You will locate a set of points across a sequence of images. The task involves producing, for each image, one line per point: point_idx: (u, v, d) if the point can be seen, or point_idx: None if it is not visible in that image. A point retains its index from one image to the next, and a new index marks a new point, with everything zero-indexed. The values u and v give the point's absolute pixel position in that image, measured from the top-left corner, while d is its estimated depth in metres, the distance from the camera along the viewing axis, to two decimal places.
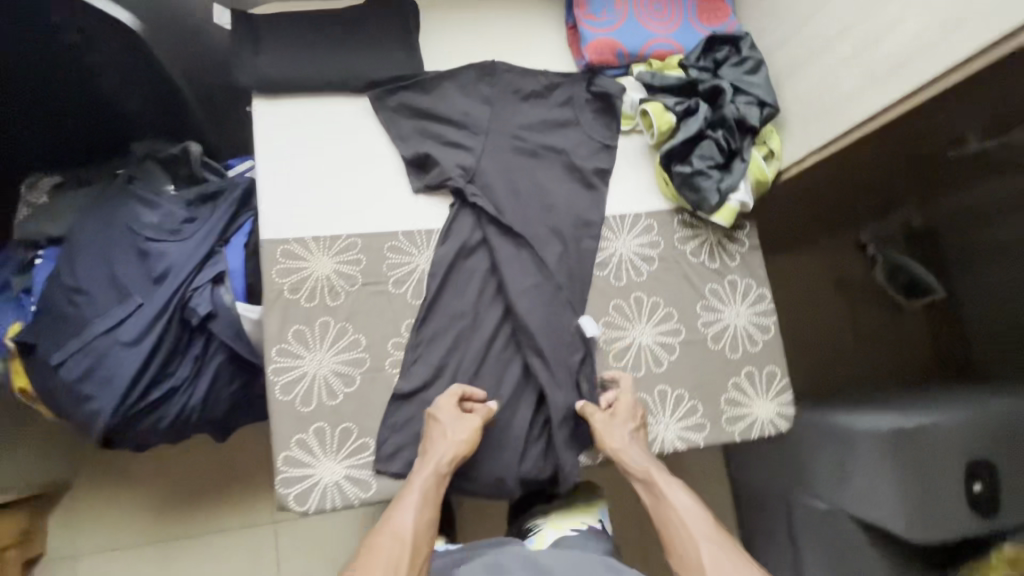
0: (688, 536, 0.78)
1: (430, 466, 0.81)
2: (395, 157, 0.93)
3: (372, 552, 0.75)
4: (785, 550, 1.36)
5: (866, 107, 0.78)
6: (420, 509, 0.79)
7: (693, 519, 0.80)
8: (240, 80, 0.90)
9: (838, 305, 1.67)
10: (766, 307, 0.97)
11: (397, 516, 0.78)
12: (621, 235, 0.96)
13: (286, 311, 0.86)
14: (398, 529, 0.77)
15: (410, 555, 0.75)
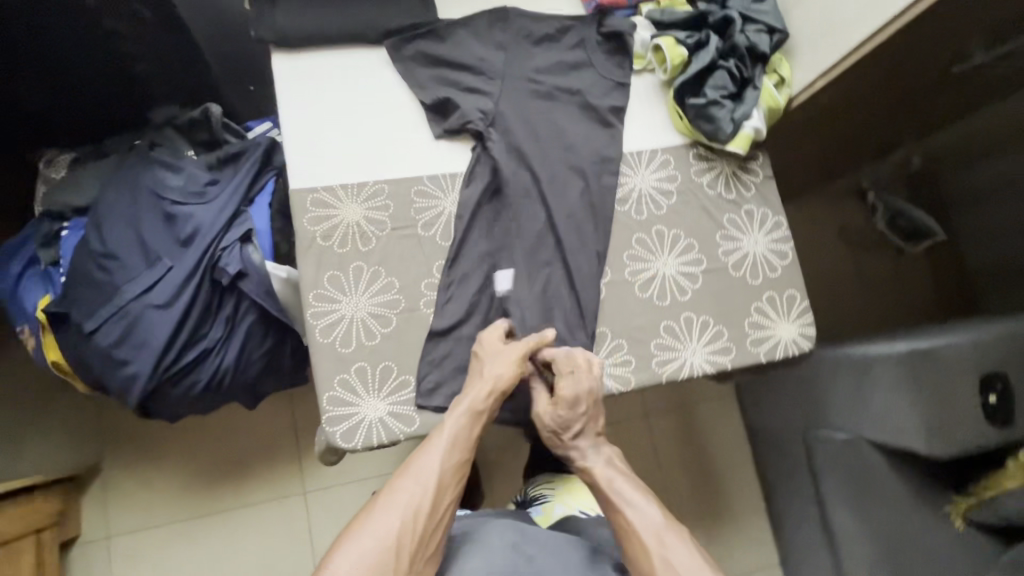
0: (640, 540, 0.75)
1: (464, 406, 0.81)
2: (415, 105, 0.95)
3: (394, 488, 0.75)
4: (806, 486, 1.39)
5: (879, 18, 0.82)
6: (448, 452, 0.77)
7: (647, 522, 0.76)
8: (259, 34, 0.92)
9: (836, 254, 1.68)
10: (783, 234, 1.00)
11: (422, 458, 0.77)
12: (640, 171, 0.98)
13: (320, 258, 0.88)
14: (420, 470, 0.76)
15: (432, 496, 0.74)
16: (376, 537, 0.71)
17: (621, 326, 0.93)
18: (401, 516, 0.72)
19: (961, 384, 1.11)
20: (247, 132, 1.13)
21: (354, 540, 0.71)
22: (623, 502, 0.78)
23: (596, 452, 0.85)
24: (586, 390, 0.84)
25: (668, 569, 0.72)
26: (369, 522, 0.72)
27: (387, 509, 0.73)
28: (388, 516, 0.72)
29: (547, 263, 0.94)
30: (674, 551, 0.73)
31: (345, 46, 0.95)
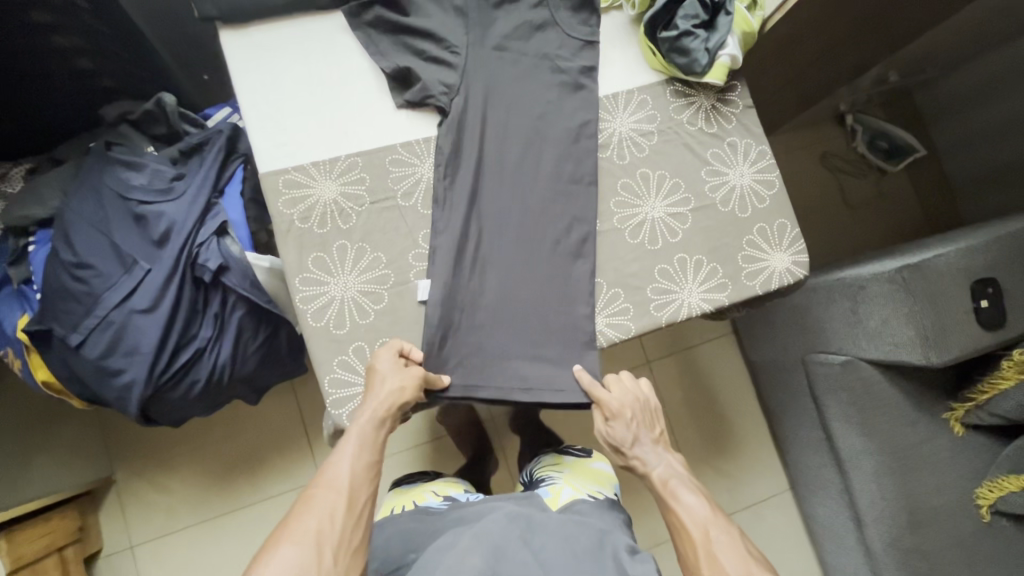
0: (688, 538, 0.76)
1: (372, 411, 0.77)
2: (378, 73, 0.91)
3: (303, 503, 0.70)
4: (809, 411, 1.42)
5: None
6: (360, 455, 0.75)
7: (695, 518, 0.78)
8: (200, 11, 0.85)
9: (818, 179, 1.68)
10: (768, 163, 0.99)
11: (334, 465, 0.74)
12: (618, 115, 0.96)
13: (301, 241, 0.86)
14: (333, 478, 0.72)
15: (348, 500, 0.71)
16: (287, 553, 0.64)
17: (616, 275, 0.92)
18: (317, 524, 0.67)
19: (955, 294, 1.11)
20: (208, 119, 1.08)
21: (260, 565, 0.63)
22: (678, 504, 0.80)
23: (657, 457, 0.87)
24: (630, 401, 0.89)
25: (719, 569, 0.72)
26: (281, 539, 0.66)
27: (300, 523, 0.67)
28: (305, 522, 0.67)
29: (536, 218, 0.91)
30: (720, 547, 0.74)
31: (296, 17, 0.90)
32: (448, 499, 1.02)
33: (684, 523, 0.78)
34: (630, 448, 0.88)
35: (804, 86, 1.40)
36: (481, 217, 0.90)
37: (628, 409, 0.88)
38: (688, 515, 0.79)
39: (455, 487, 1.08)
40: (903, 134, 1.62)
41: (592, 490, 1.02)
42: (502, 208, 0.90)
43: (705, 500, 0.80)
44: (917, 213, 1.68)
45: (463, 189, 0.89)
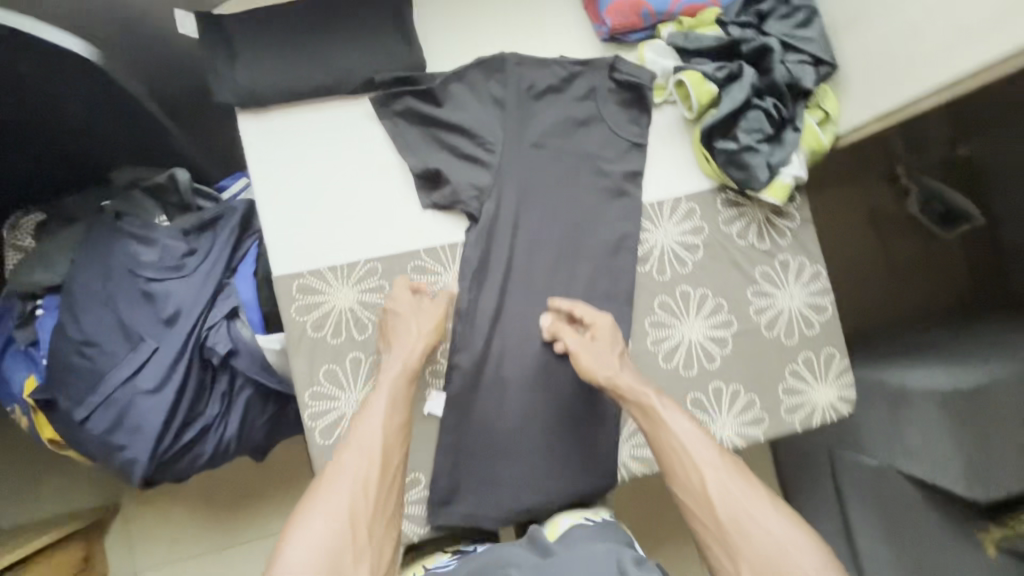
0: (692, 466, 0.70)
1: (397, 365, 0.76)
2: (405, 170, 0.84)
3: (333, 473, 0.69)
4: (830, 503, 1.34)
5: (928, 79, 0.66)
6: (389, 413, 0.74)
7: (696, 449, 0.71)
8: (218, 96, 0.78)
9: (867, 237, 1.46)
10: (822, 286, 0.90)
11: (362, 427, 0.73)
12: (662, 225, 0.88)
13: (312, 352, 0.80)
14: (364, 440, 0.71)
15: (381, 463, 0.71)
16: (324, 527, 0.64)
17: None
18: (350, 497, 0.67)
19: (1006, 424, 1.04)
20: (223, 189, 0.99)
21: (296, 536, 0.64)
22: (674, 433, 0.73)
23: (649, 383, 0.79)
24: (604, 321, 0.82)
25: (729, 497, 0.68)
26: (314, 511, 0.66)
27: (333, 496, 0.67)
28: (338, 492, 0.67)
29: (564, 336, 0.85)
30: (724, 477, 0.70)
31: (319, 102, 0.82)
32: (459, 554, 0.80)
33: (687, 449, 0.72)
34: (613, 378, 0.78)
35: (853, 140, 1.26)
36: (504, 332, 0.84)
37: (606, 333, 0.82)
38: (688, 441, 0.72)
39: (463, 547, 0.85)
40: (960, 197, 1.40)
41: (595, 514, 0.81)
42: (529, 323, 0.85)
43: (696, 422, 0.75)
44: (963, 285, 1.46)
45: (488, 303, 0.83)
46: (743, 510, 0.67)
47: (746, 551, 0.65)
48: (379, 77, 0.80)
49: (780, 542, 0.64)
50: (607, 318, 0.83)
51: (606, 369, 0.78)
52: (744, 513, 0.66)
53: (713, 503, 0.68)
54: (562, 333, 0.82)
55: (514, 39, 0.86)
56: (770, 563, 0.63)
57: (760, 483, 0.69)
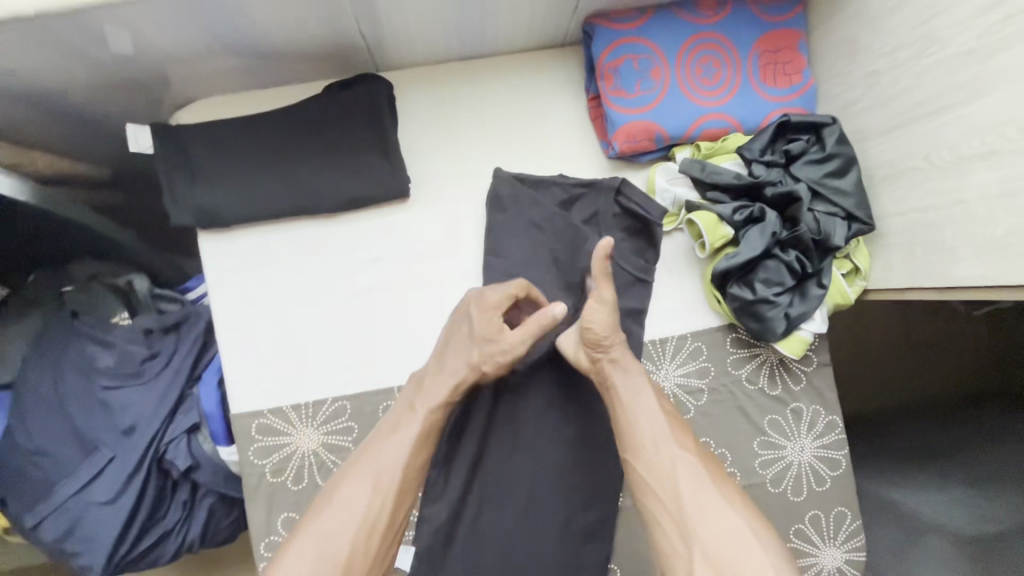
0: (658, 442, 0.63)
1: (434, 397, 0.67)
2: (382, 298, 0.76)
3: (337, 503, 0.61)
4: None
5: (982, 268, 0.56)
6: (412, 452, 0.64)
7: (658, 434, 0.64)
8: (174, 218, 0.70)
9: (897, 329, 1.09)
10: (838, 438, 0.81)
11: (379, 457, 0.64)
12: (663, 366, 0.79)
13: (271, 498, 0.74)
14: (382, 476, 0.62)
15: (392, 507, 0.62)
16: (318, 563, 0.58)
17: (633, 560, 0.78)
18: (351, 537, 0.60)
19: None
20: (187, 291, 0.97)
21: (286, 565, 0.58)
22: (647, 412, 0.66)
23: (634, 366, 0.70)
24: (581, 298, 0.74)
25: (697, 488, 0.60)
26: (308, 542, 0.59)
27: (332, 527, 0.60)
28: (339, 530, 0.60)
29: (547, 488, 0.77)
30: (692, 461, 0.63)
31: (291, 221, 0.75)
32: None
33: (650, 433, 0.64)
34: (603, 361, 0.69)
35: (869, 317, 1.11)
36: (482, 478, 0.77)
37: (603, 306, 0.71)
38: (652, 427, 0.65)
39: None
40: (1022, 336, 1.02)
41: None
42: (509, 472, 0.77)
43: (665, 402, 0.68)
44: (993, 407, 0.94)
45: (466, 449, 0.76)
46: (710, 499, 0.60)
47: (707, 542, 0.57)
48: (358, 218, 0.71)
49: (752, 551, 0.56)
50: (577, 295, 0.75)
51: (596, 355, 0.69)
52: (713, 508, 0.59)
53: (677, 484, 0.61)
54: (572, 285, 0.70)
55: (511, 155, 0.78)
56: (726, 553, 0.56)
57: (733, 486, 0.62)
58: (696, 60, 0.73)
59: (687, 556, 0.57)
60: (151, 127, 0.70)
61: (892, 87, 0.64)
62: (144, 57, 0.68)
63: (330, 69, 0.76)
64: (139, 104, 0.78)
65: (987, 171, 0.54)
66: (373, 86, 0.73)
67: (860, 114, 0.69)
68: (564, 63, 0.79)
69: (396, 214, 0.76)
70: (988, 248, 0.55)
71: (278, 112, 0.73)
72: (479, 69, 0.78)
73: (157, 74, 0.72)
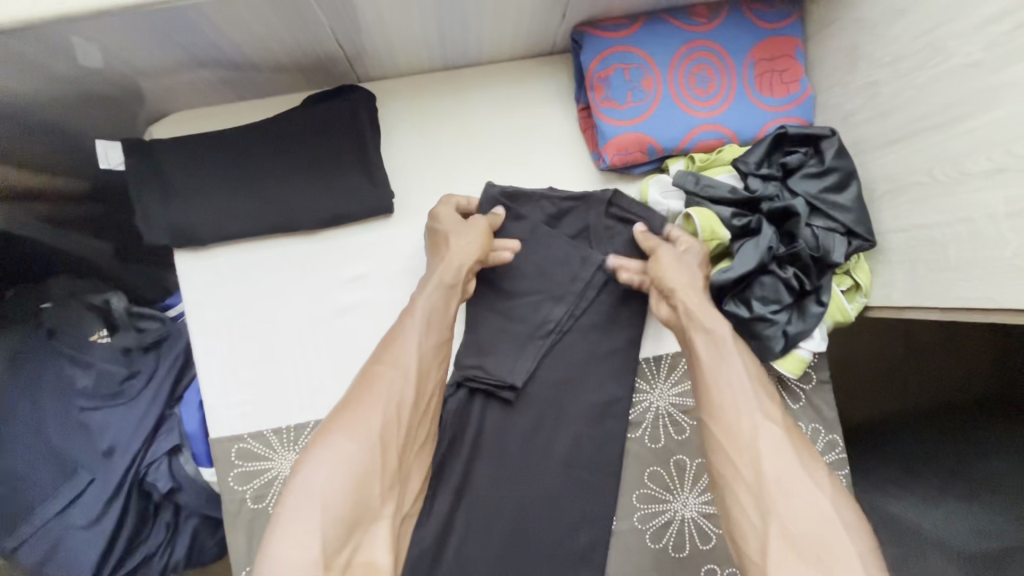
0: (746, 412, 0.60)
1: (435, 283, 0.66)
2: (365, 318, 0.73)
3: (360, 392, 0.59)
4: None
5: (989, 290, 0.54)
6: (424, 333, 0.64)
7: (740, 397, 0.61)
8: (147, 237, 0.68)
9: (893, 335, 1.05)
10: (838, 457, 0.79)
11: (397, 345, 0.63)
12: (657, 385, 0.77)
13: (252, 525, 0.71)
14: (399, 358, 0.61)
15: (415, 387, 0.61)
16: (349, 442, 0.56)
17: None
18: (381, 418, 0.58)
19: None
20: (167, 308, 0.94)
21: (315, 456, 0.55)
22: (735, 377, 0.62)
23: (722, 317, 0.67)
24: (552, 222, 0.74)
25: (784, 465, 0.57)
26: (340, 432, 0.56)
27: (361, 411, 0.58)
28: (369, 413, 0.57)
29: (538, 510, 0.75)
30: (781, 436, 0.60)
31: (271, 238, 0.72)
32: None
33: (733, 394, 0.61)
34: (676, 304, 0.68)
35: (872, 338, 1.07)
36: (471, 502, 0.74)
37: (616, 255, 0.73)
38: (737, 388, 0.62)
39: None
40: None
41: None
42: (499, 495, 0.74)
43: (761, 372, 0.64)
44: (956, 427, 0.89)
45: (454, 472, 0.73)
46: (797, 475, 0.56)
47: (783, 512, 0.54)
48: (309, 210, 0.69)
49: (839, 534, 0.53)
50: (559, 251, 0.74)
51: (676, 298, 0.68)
52: (794, 478, 0.56)
53: (762, 457, 0.58)
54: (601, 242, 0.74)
55: (499, 168, 0.75)
56: (813, 534, 0.53)
57: (822, 467, 0.58)
58: (688, 69, 0.70)
59: (765, 530, 0.54)
60: (123, 143, 0.67)
61: (892, 99, 0.61)
62: (115, 70, 0.65)
63: (310, 81, 0.74)
64: (113, 116, 0.76)
65: (994, 189, 0.52)
66: (355, 98, 0.70)
67: (860, 125, 0.66)
68: (553, 72, 0.77)
69: (381, 230, 0.73)
70: (994, 270, 0.53)
71: (254, 126, 0.70)
72: (465, 79, 0.76)
73: (129, 86, 0.69)
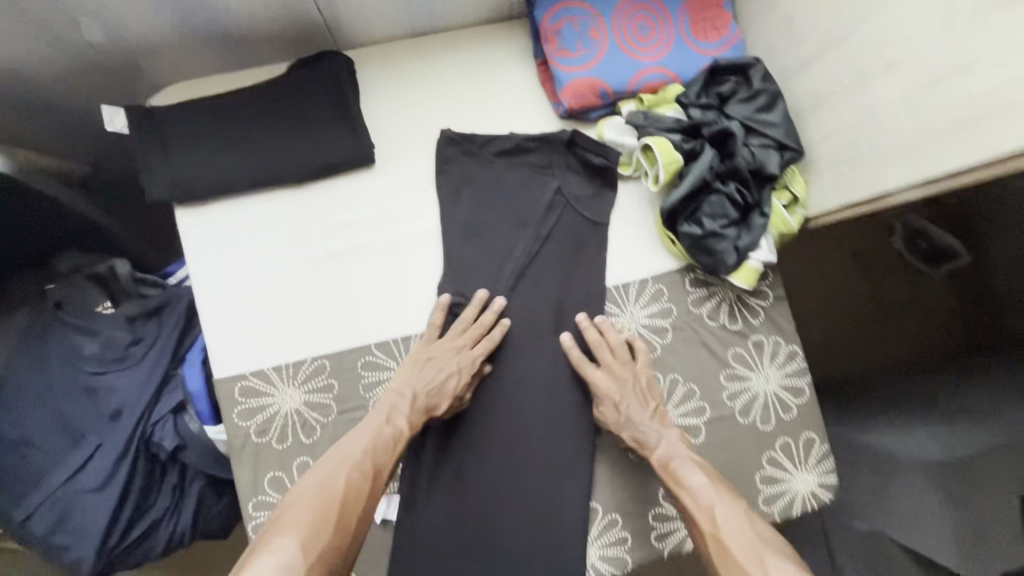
0: (697, 526, 0.69)
1: (409, 405, 0.73)
2: (355, 261, 0.80)
3: (335, 488, 0.65)
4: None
5: (898, 173, 0.62)
6: (390, 443, 0.71)
7: (707, 506, 0.69)
8: (150, 192, 0.74)
9: (838, 274, 1.26)
10: (798, 366, 0.86)
11: (370, 445, 0.70)
12: (628, 308, 0.84)
13: (257, 457, 0.76)
14: (367, 462, 0.68)
15: (374, 493, 0.68)
16: (322, 536, 0.61)
17: (615, 497, 0.81)
18: (348, 523, 0.64)
19: (993, 502, 0.92)
20: (167, 275, 0.98)
21: (291, 535, 0.60)
22: (687, 488, 0.71)
23: (659, 425, 0.77)
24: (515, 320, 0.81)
25: (729, 563, 0.64)
26: (301, 525, 0.61)
27: (341, 509, 0.64)
28: (338, 516, 0.63)
29: (525, 428, 0.81)
30: (732, 526, 0.67)
31: (262, 191, 0.78)
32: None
33: (694, 508, 0.70)
34: (637, 425, 0.76)
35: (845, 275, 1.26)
36: (463, 427, 0.80)
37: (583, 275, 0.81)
38: (699, 497, 0.70)
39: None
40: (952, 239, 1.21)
41: None
42: (490, 417, 0.81)
43: (714, 477, 0.72)
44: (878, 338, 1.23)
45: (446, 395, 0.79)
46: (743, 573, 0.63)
47: None
48: (298, 160, 0.77)
49: None
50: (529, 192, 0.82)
51: (649, 415, 0.77)
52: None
53: (721, 555, 0.65)
54: (600, 352, 0.80)
55: (470, 118, 0.83)
56: None
57: (789, 559, 0.63)
58: (629, 20, 0.80)
59: None
60: (124, 109, 0.74)
61: (805, 25, 0.71)
62: (119, 42, 0.73)
63: (294, 51, 0.82)
64: (113, 92, 0.83)
65: None
66: (337, 61, 0.78)
67: (783, 55, 0.75)
68: (513, 33, 0.86)
69: (364, 179, 0.80)
70: (901, 154, 0.61)
71: (244, 88, 0.77)
72: (434, 42, 0.84)
73: (129, 57, 0.76)
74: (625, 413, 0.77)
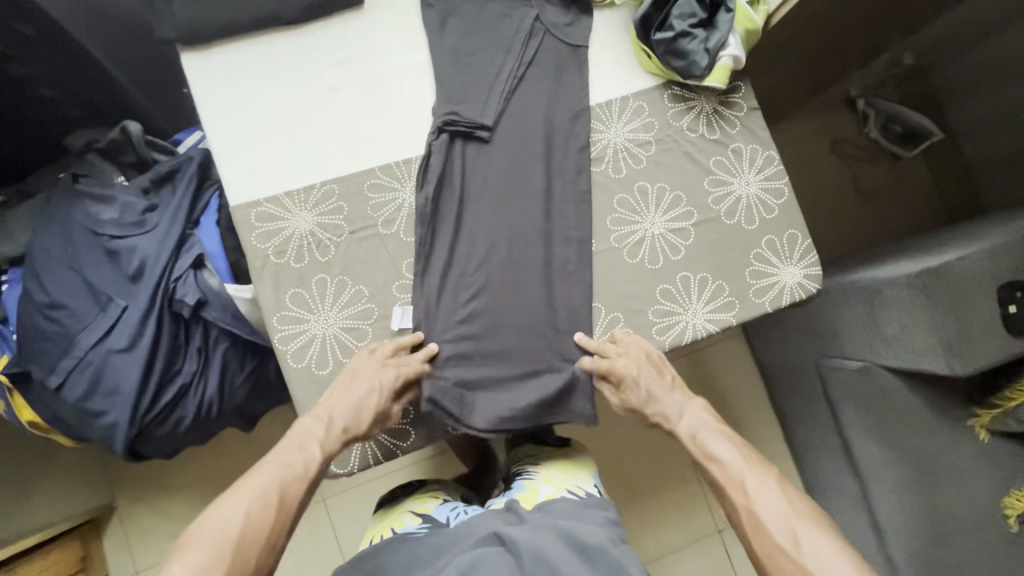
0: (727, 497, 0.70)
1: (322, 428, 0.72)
2: (353, 90, 0.85)
3: (235, 514, 0.61)
4: (829, 436, 1.17)
5: None
6: (302, 465, 0.68)
7: (737, 473, 0.71)
8: (158, 32, 0.80)
9: (820, 152, 1.39)
10: (776, 170, 0.92)
11: (277, 470, 0.67)
12: (612, 124, 0.89)
13: (277, 276, 0.81)
14: (275, 487, 0.65)
15: (280, 517, 0.63)
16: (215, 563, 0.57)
17: (615, 296, 0.86)
18: (248, 549, 0.59)
19: (975, 302, 0.87)
20: (178, 144, 1.05)
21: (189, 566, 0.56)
22: (715, 460, 0.73)
23: (671, 397, 0.81)
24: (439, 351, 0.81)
25: (760, 532, 0.64)
26: (195, 552, 0.58)
27: (236, 533, 0.59)
28: (235, 540, 0.59)
29: (527, 237, 0.85)
30: (760, 494, 0.67)
31: (261, 34, 0.84)
32: (428, 521, 0.81)
33: (726, 476, 0.71)
34: (656, 399, 0.80)
35: (829, 151, 1.39)
36: (469, 238, 0.85)
37: (567, 105, 0.88)
38: (727, 466, 0.72)
39: (437, 499, 0.87)
40: (921, 119, 1.33)
41: (574, 486, 0.84)
42: (491, 229, 0.85)
43: (744, 448, 0.74)
44: (857, 204, 1.39)
45: (449, 212, 0.84)
46: (775, 543, 0.63)
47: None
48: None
49: None
50: (510, 21, 0.88)
51: (669, 390, 0.81)
52: (779, 545, 0.63)
53: (748, 525, 0.66)
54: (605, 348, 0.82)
55: None
56: None
57: (821, 528, 0.62)
58: None
59: None
60: None
61: None
62: None
63: None
64: None
65: None
66: None
67: None
68: None
69: (352, 18, 0.86)
70: None
71: None
72: None
73: None
74: (646, 390, 0.80)
